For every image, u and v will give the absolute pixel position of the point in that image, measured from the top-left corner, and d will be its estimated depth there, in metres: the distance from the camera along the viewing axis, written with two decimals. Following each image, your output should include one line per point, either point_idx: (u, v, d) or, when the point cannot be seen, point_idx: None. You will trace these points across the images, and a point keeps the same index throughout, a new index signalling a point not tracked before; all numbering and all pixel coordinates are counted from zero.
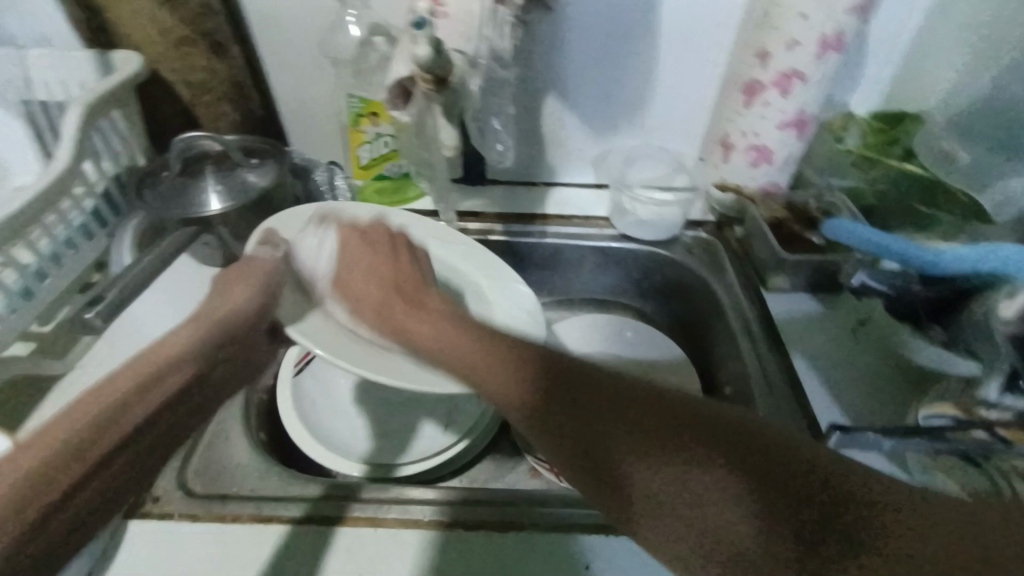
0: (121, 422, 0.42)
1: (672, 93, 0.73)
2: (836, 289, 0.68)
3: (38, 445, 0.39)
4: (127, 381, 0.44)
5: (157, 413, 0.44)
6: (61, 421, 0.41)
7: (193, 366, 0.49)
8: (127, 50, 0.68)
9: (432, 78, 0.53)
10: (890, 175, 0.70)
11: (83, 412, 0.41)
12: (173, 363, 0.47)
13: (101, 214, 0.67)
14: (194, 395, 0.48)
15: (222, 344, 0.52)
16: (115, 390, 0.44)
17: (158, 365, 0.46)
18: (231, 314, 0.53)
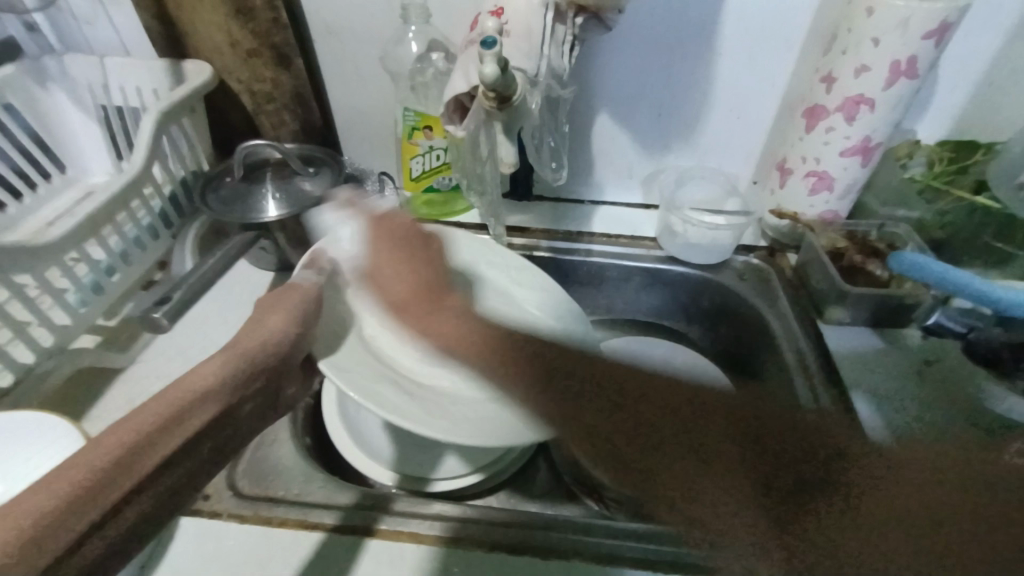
0: (140, 466, 0.31)
1: (730, 114, 0.71)
2: (898, 324, 0.65)
3: (42, 486, 0.29)
4: (159, 416, 0.32)
5: (175, 458, 0.33)
6: (67, 460, 0.30)
7: (220, 402, 0.35)
8: (198, 60, 0.71)
9: (495, 96, 0.52)
10: (963, 208, 0.67)
11: (93, 451, 0.30)
12: (208, 397, 0.35)
13: (167, 215, 0.70)
14: (215, 438, 0.35)
15: (254, 379, 0.38)
16: (134, 440, 0.32)
17: (192, 395, 0.34)
18: (265, 346, 0.39)
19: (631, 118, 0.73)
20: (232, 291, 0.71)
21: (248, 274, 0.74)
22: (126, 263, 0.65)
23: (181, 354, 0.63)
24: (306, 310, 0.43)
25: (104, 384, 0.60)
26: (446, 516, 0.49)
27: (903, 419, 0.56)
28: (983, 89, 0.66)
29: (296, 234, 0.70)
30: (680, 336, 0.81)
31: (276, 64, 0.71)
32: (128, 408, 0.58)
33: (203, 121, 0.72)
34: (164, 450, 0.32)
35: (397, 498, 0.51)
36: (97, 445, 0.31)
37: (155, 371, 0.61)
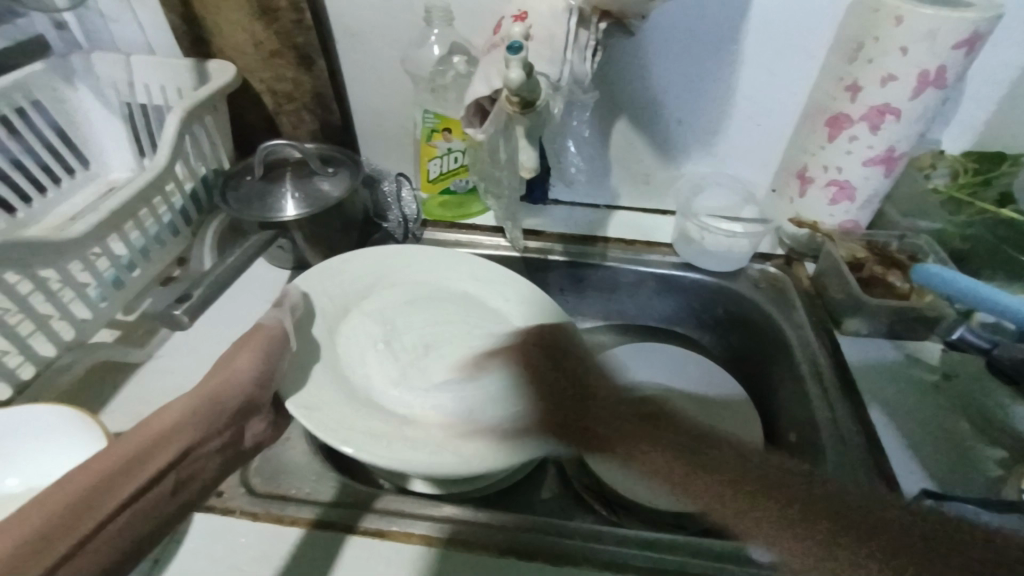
0: (95, 510, 0.36)
1: (749, 122, 0.71)
2: (916, 336, 0.64)
3: (11, 523, 0.34)
4: (109, 457, 0.38)
5: (134, 498, 0.37)
6: (34, 501, 0.35)
7: (196, 432, 0.43)
8: (222, 60, 0.72)
9: (518, 101, 0.51)
10: (987, 220, 0.66)
11: (58, 492, 0.36)
12: (173, 429, 0.42)
13: (187, 212, 0.71)
14: (194, 468, 0.42)
15: (220, 413, 0.45)
16: (70, 490, 0.36)
17: (168, 428, 0.42)
18: (230, 378, 0.47)
19: (649, 124, 0.73)
20: (248, 288, 0.72)
21: (264, 272, 0.75)
22: (147, 258, 0.66)
23: (197, 350, 0.64)
24: (272, 353, 0.51)
25: (122, 378, 0.61)
26: (454, 519, 0.49)
27: (918, 435, 0.55)
28: (1009, 102, 0.64)
29: (313, 233, 0.70)
30: (692, 344, 0.80)
31: (298, 64, 0.72)
32: (145, 401, 0.58)
33: (225, 120, 0.73)
34: (110, 494, 0.37)
35: (384, 495, 0.51)
36: (77, 479, 0.37)
37: (172, 366, 0.62)
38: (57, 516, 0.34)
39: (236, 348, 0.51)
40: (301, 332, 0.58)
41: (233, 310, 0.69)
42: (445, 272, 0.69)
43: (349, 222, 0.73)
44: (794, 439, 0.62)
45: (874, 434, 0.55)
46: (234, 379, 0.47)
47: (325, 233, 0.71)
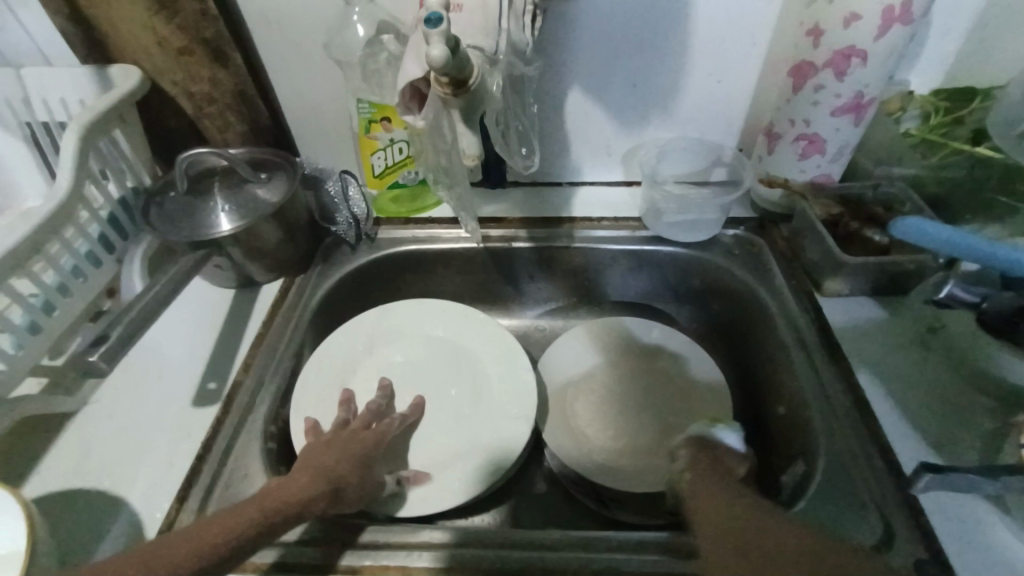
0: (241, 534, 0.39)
1: (709, 80, 0.66)
2: (899, 291, 0.61)
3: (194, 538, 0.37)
4: (273, 497, 0.42)
5: (269, 524, 0.40)
6: (220, 518, 0.39)
7: (325, 494, 0.45)
8: (124, 65, 0.64)
9: (448, 80, 0.46)
10: (964, 160, 0.62)
11: (234, 519, 0.39)
12: (315, 483, 0.45)
13: (108, 238, 0.63)
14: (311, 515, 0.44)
15: (338, 486, 0.47)
16: (226, 524, 0.39)
17: (306, 491, 0.44)
18: (344, 459, 0.50)
19: (604, 89, 0.67)
20: (190, 313, 0.66)
21: (204, 292, 0.68)
22: (66, 295, 0.59)
23: (140, 390, 0.59)
24: (404, 424, 0.60)
25: (54, 429, 0.55)
26: (445, 544, 0.46)
27: (910, 396, 0.53)
28: (977, 31, 0.61)
29: (251, 246, 0.64)
30: (671, 318, 0.78)
31: (211, 60, 0.64)
32: (84, 454, 0.53)
33: (139, 131, 0.66)
34: (255, 541, 0.39)
35: (367, 527, 0.48)
36: (236, 513, 0.40)
37: (111, 410, 0.57)
38: (207, 549, 0.37)
39: (335, 441, 0.53)
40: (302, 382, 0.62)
41: (177, 337, 0.64)
42: (422, 319, 0.71)
43: (293, 229, 0.67)
44: (782, 412, 0.60)
45: (864, 401, 0.52)
46: (352, 464, 0.50)
47: (266, 244, 0.65)
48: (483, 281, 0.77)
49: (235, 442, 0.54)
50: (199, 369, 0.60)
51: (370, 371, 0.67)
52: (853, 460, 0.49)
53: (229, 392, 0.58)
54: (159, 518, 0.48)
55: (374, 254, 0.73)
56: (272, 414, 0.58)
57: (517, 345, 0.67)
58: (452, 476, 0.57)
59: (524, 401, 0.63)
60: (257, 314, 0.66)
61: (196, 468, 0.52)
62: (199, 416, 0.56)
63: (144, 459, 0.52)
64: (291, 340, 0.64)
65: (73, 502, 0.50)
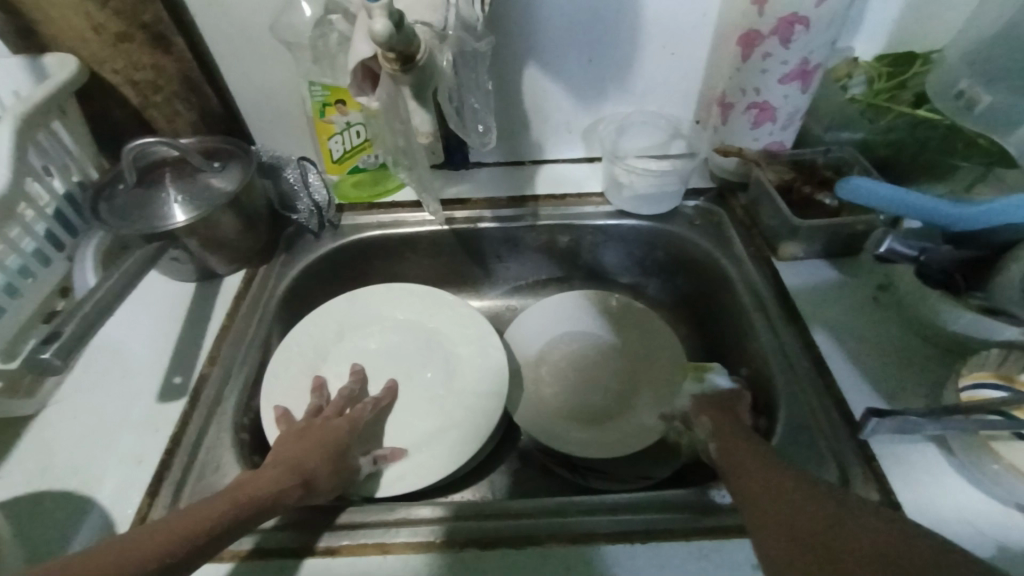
0: (221, 522, 0.38)
1: (663, 52, 0.67)
2: (851, 251, 0.64)
3: (176, 524, 0.36)
4: (250, 488, 0.42)
5: (246, 513, 0.40)
6: (200, 507, 0.39)
7: (301, 484, 0.45)
8: (60, 54, 0.61)
9: (396, 56, 0.45)
10: (904, 123, 0.64)
11: (213, 508, 0.39)
12: (289, 473, 0.45)
13: (56, 236, 0.61)
14: (288, 505, 0.44)
15: (314, 476, 0.47)
16: (203, 515, 0.38)
17: (281, 482, 0.44)
18: (317, 447, 0.50)
19: (560, 64, 0.67)
20: (151, 310, 0.65)
21: (163, 288, 0.67)
22: (15, 297, 0.57)
23: (101, 389, 0.57)
24: (377, 407, 0.60)
25: (13, 433, 0.54)
26: (436, 520, 0.47)
27: (860, 349, 0.55)
28: None
29: (210, 238, 0.63)
30: (640, 291, 0.79)
31: (153, 45, 0.62)
32: (45, 457, 0.52)
33: (81, 124, 0.64)
34: (230, 533, 0.39)
35: (348, 509, 0.48)
36: (213, 505, 0.39)
37: (72, 411, 0.55)
38: (185, 535, 0.36)
39: (307, 429, 0.53)
40: (272, 372, 0.61)
41: (139, 334, 0.62)
42: (392, 305, 0.70)
43: (252, 218, 0.66)
44: (744, 373, 0.62)
45: (819, 356, 0.55)
46: (323, 453, 0.50)
47: (225, 234, 0.63)
48: (452, 264, 0.77)
49: (204, 435, 0.54)
50: (162, 365, 0.59)
51: (342, 358, 0.66)
52: (809, 413, 0.51)
53: (195, 386, 0.57)
54: (129, 515, 0.48)
55: (339, 241, 0.72)
56: (241, 405, 0.57)
57: (485, 323, 0.68)
58: (426, 455, 0.58)
59: (492, 378, 0.64)
60: (220, 307, 0.65)
61: (165, 463, 0.51)
62: (165, 412, 0.55)
63: (110, 457, 0.52)
64: (258, 331, 0.63)
65: (36, 506, 0.49)
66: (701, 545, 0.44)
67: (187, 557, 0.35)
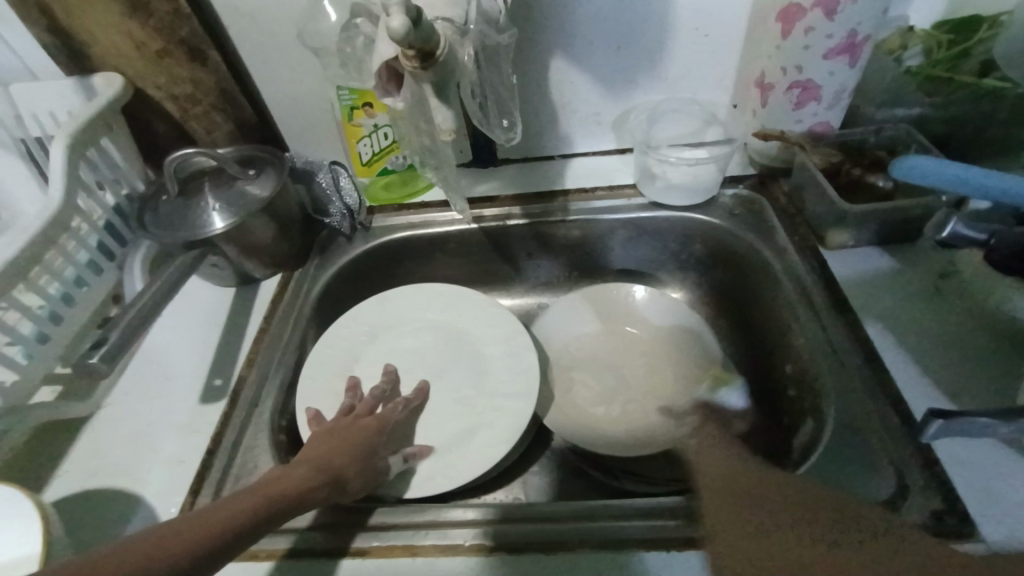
0: (246, 518, 0.38)
1: (695, 36, 0.64)
2: (908, 238, 0.59)
3: (203, 522, 0.36)
4: (278, 485, 0.42)
5: (273, 509, 0.40)
6: (230, 504, 0.39)
7: (328, 484, 0.46)
8: (106, 73, 0.64)
9: (414, 53, 0.45)
10: (966, 94, 0.59)
11: (243, 506, 0.39)
12: (316, 473, 0.45)
13: (106, 246, 0.64)
14: (315, 504, 0.44)
15: (342, 477, 0.48)
16: (235, 511, 0.38)
17: (307, 482, 0.44)
18: (346, 447, 0.50)
19: (587, 54, 0.65)
20: (194, 314, 0.67)
21: (204, 294, 0.69)
22: (71, 304, 0.60)
23: (149, 392, 0.60)
24: (408, 408, 0.60)
25: (72, 433, 0.57)
26: (482, 522, 0.46)
27: (920, 344, 0.51)
28: None
29: (246, 243, 0.64)
30: (677, 286, 0.76)
31: (189, 60, 0.64)
32: (99, 456, 0.55)
33: (127, 138, 0.67)
34: (259, 530, 0.39)
35: (381, 509, 0.48)
36: (241, 502, 0.39)
37: (123, 412, 0.58)
38: (218, 531, 0.36)
39: (338, 430, 0.53)
40: (307, 374, 0.63)
41: (183, 338, 0.65)
42: (424, 304, 0.71)
43: (285, 223, 0.67)
44: (790, 371, 0.58)
45: (874, 352, 0.51)
46: (351, 455, 0.50)
47: (260, 240, 0.65)
48: (480, 262, 0.77)
49: (243, 436, 0.55)
50: (204, 367, 0.61)
51: (375, 359, 0.67)
52: (862, 414, 0.47)
53: (234, 388, 0.59)
54: (175, 512, 0.50)
55: (370, 243, 0.72)
56: (278, 407, 0.59)
57: (515, 322, 0.67)
58: (457, 455, 0.58)
59: (522, 376, 0.63)
60: (257, 310, 0.67)
61: (207, 463, 0.53)
62: (207, 413, 0.57)
63: (157, 456, 0.54)
64: (294, 333, 0.64)
65: (90, 502, 0.51)
66: None
67: (219, 552, 0.35)
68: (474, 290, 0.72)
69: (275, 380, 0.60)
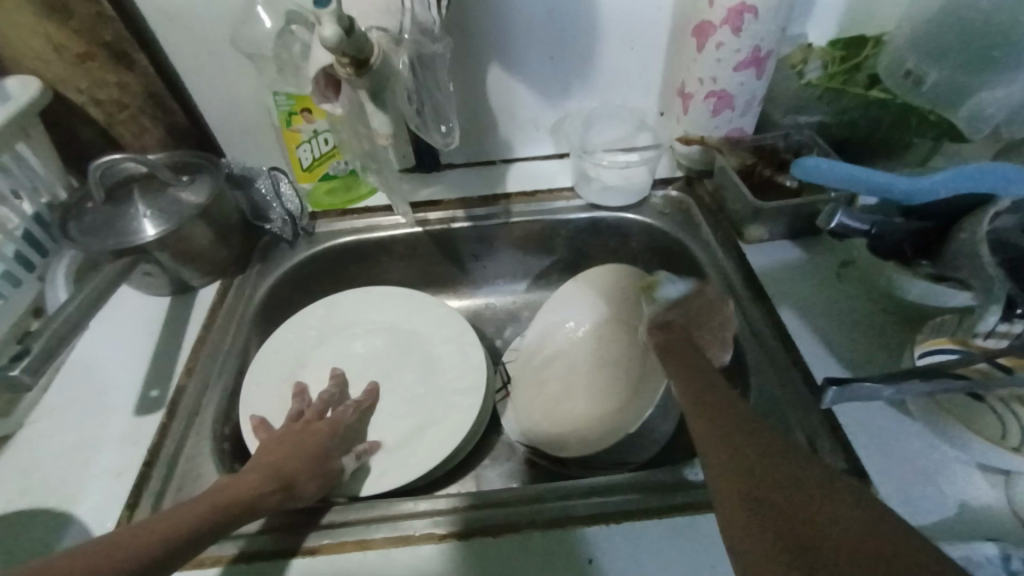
0: (195, 524, 0.40)
1: (622, 47, 0.68)
2: (815, 231, 0.65)
3: (152, 528, 0.38)
4: (227, 491, 0.43)
5: (222, 514, 0.42)
6: (179, 511, 0.40)
7: (280, 486, 0.46)
8: (21, 75, 0.61)
9: (349, 61, 0.46)
10: (861, 104, 0.66)
11: (191, 511, 0.40)
12: (267, 476, 0.46)
13: (26, 257, 0.61)
14: (268, 506, 0.45)
15: (295, 478, 0.48)
16: (183, 518, 0.40)
17: (257, 485, 0.45)
18: (298, 450, 0.51)
19: (523, 63, 0.68)
20: (127, 325, 0.65)
21: (138, 303, 0.67)
22: None
23: (77, 408, 0.57)
24: (358, 410, 0.61)
25: None
26: (448, 511, 0.47)
27: (825, 324, 0.57)
28: None
29: (181, 250, 0.63)
30: None
31: (115, 64, 0.62)
32: (22, 477, 0.52)
33: (46, 144, 0.64)
34: (207, 534, 0.40)
35: (336, 508, 0.49)
36: (188, 509, 0.41)
37: (49, 430, 0.55)
38: (165, 535, 0.38)
39: (290, 434, 0.53)
40: (250, 381, 0.61)
41: (115, 350, 0.62)
42: (373, 306, 0.71)
43: (223, 229, 0.66)
44: None
45: (786, 333, 0.56)
46: (302, 457, 0.50)
47: (196, 247, 0.64)
48: (428, 265, 0.78)
49: (183, 446, 0.54)
50: (139, 379, 0.59)
51: (322, 364, 0.66)
52: (777, 389, 0.52)
53: (172, 399, 0.57)
54: (110, 528, 0.48)
55: (314, 248, 0.72)
56: (220, 416, 0.58)
57: (462, 322, 0.69)
58: (407, 452, 0.59)
59: (470, 373, 0.65)
60: (196, 319, 0.65)
61: (144, 475, 0.51)
62: (143, 425, 0.55)
63: (89, 473, 0.52)
64: (236, 341, 0.63)
65: (13, 526, 0.49)
66: (674, 522, 0.45)
67: (166, 557, 0.37)
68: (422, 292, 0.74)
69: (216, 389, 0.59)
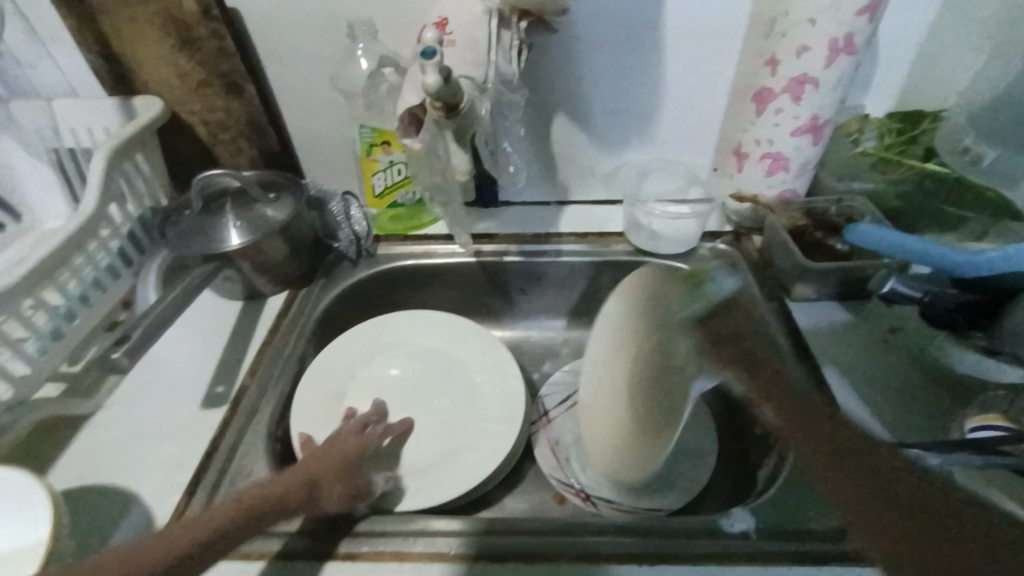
0: (213, 529, 0.42)
1: (682, 106, 0.73)
2: (863, 296, 0.66)
3: (178, 529, 0.41)
4: (252, 496, 0.45)
5: (242, 520, 0.43)
6: (204, 513, 0.43)
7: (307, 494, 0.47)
8: (147, 97, 0.70)
9: (442, 106, 0.52)
10: (915, 176, 0.68)
11: (214, 515, 0.43)
12: (293, 485, 0.47)
13: (126, 254, 0.68)
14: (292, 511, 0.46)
15: (323, 485, 0.49)
16: (208, 521, 0.42)
17: (283, 492, 0.46)
18: (328, 461, 0.52)
19: (587, 114, 0.73)
20: (201, 324, 0.70)
21: (213, 305, 0.72)
22: (87, 305, 0.63)
23: (151, 396, 0.62)
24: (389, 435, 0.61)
25: (72, 431, 0.59)
26: (468, 533, 0.49)
27: (871, 389, 0.57)
28: (921, 60, 0.67)
29: (259, 260, 0.68)
30: None
31: (226, 93, 0.71)
32: (98, 454, 0.56)
33: (157, 157, 0.72)
34: (230, 538, 0.42)
35: (370, 517, 0.51)
36: (215, 512, 0.43)
37: (123, 414, 0.60)
38: (183, 541, 0.40)
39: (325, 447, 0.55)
40: (305, 387, 0.65)
41: (187, 346, 0.68)
42: (423, 327, 0.75)
43: (298, 245, 0.72)
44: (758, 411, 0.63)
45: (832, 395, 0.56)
46: (334, 467, 0.51)
47: (272, 257, 0.69)
48: (476, 294, 0.82)
49: (241, 441, 0.57)
50: (207, 376, 0.64)
51: (370, 379, 0.70)
52: None
53: (236, 396, 0.61)
54: (169, 511, 0.51)
55: (374, 269, 0.77)
56: (276, 417, 0.61)
57: (506, 353, 0.71)
58: (444, 473, 0.61)
59: (510, 403, 0.67)
60: (262, 325, 0.70)
61: (204, 465, 0.55)
62: (207, 417, 0.59)
63: (155, 457, 0.56)
64: (296, 349, 0.68)
65: (86, 497, 0.53)
66: (707, 568, 0.45)
67: (184, 560, 0.40)
68: (469, 320, 0.77)
69: (275, 390, 0.63)
